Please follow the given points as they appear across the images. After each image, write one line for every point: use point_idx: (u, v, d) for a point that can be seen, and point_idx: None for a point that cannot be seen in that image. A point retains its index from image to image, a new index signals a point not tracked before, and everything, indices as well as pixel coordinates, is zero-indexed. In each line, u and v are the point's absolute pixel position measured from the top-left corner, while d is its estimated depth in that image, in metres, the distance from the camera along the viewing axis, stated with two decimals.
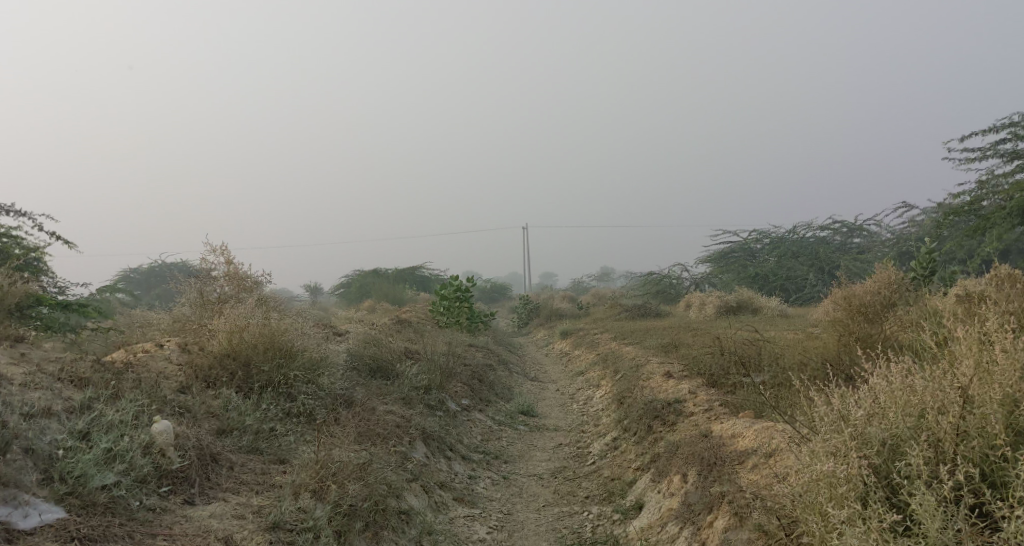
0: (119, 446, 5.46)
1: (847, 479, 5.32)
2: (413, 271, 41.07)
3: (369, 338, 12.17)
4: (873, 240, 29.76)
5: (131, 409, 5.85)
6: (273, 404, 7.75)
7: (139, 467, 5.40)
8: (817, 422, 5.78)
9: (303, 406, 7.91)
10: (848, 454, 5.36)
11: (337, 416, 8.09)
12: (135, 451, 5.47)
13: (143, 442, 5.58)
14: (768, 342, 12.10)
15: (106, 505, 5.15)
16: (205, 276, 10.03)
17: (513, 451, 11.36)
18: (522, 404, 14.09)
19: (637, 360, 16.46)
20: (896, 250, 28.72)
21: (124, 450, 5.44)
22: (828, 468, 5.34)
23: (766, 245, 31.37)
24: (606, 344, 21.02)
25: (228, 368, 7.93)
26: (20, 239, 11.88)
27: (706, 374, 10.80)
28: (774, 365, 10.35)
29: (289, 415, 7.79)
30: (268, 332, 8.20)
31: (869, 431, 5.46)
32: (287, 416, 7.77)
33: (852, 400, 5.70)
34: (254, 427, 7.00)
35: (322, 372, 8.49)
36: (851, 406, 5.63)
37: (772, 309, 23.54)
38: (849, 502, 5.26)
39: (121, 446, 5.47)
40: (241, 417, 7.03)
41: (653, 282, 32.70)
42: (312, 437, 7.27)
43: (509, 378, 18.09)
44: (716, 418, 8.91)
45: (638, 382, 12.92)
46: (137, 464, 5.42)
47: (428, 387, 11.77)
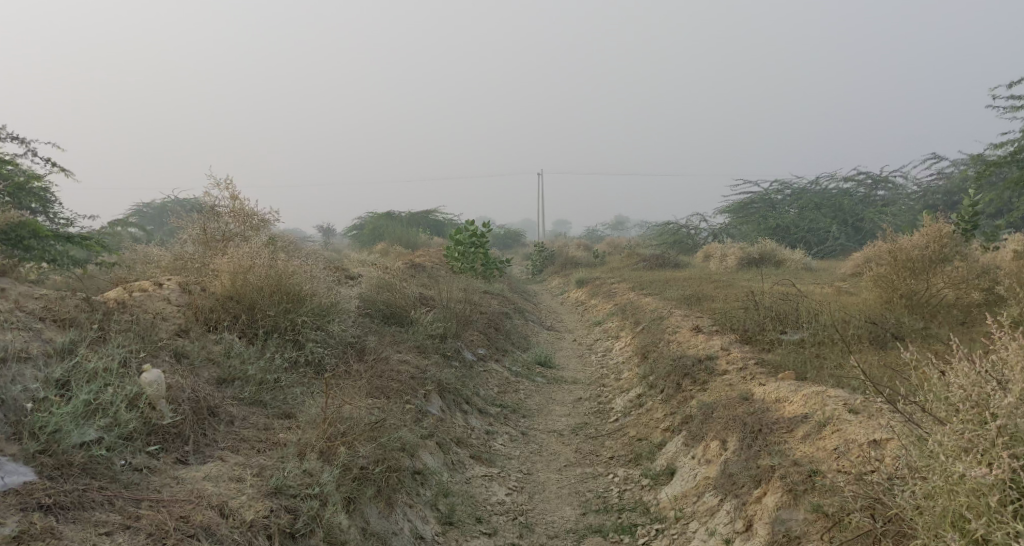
0: (101, 398, 4.91)
1: (994, 484, 4.65)
2: (426, 215, 40.36)
3: (382, 282, 11.56)
4: (898, 192, 28.71)
5: (119, 355, 5.27)
6: (279, 353, 7.16)
7: (124, 423, 4.86)
8: (935, 405, 5.15)
9: (312, 355, 7.33)
10: (995, 453, 4.69)
11: (348, 367, 7.51)
12: (119, 404, 4.92)
13: (129, 394, 5.02)
14: (802, 297, 11.40)
15: (84, 466, 4.63)
16: (208, 213, 9.40)
17: (531, 405, 10.80)
18: (539, 355, 13.53)
19: (657, 312, 15.82)
20: (923, 204, 27.71)
21: (106, 403, 4.89)
22: (973, 472, 4.65)
23: (787, 196, 30.41)
24: (624, 294, 20.36)
25: (231, 311, 7.33)
26: (18, 167, 11.28)
27: (738, 329, 10.14)
28: (814, 322, 9.66)
29: (297, 364, 7.21)
30: (275, 274, 7.58)
31: (1015, 421, 4.74)
32: (293, 366, 7.19)
33: (986, 378, 4.93)
34: (258, 377, 6.42)
35: (332, 319, 7.88)
36: (989, 388, 4.90)
37: (796, 263, 22.75)
38: (1002, 514, 4.59)
39: (104, 398, 4.92)
40: (243, 365, 6.45)
41: (670, 232, 31.90)
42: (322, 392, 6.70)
43: (524, 326, 17.55)
44: (753, 380, 8.28)
45: (663, 336, 12.33)
46: (122, 419, 4.87)
47: (443, 335, 11.18)
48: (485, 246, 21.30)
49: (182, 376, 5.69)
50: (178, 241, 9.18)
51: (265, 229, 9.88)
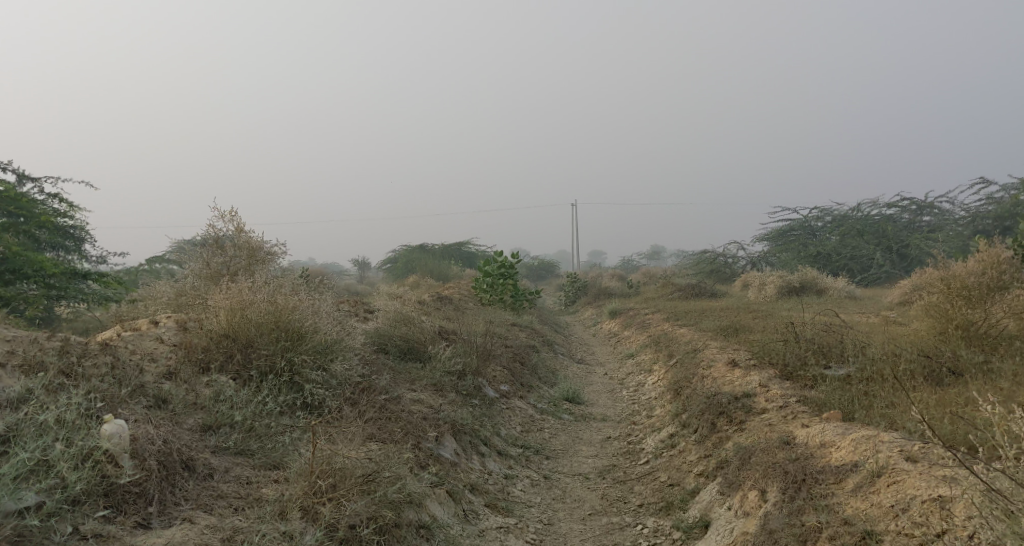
0: (49, 456, 4.54)
1: None
2: (458, 247, 40.00)
3: (399, 316, 11.03)
4: (943, 219, 27.56)
5: (77, 405, 4.89)
6: (275, 395, 6.60)
7: (70, 484, 4.47)
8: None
9: (312, 397, 6.77)
10: None
11: (352, 410, 6.94)
12: (66, 463, 4.53)
13: (82, 451, 4.63)
14: (848, 328, 10.61)
15: (20, 535, 4.25)
16: (212, 246, 8.97)
17: (556, 445, 10.14)
18: (567, 390, 12.86)
19: (693, 345, 15.06)
20: (970, 230, 26.58)
21: (53, 462, 4.52)
22: None
23: (827, 223, 29.45)
24: (658, 325, 19.59)
25: (225, 350, 6.84)
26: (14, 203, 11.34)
27: (778, 363, 9.40)
28: (860, 356, 8.90)
29: (294, 407, 6.66)
30: (273, 310, 7.04)
31: None
32: (290, 409, 6.64)
33: None
34: (247, 423, 5.88)
35: (336, 357, 7.25)
36: None
37: (838, 292, 21.83)
38: None
39: (52, 455, 4.54)
40: (231, 411, 5.92)
41: (706, 261, 31.05)
42: (319, 439, 6.14)
43: (554, 360, 16.89)
44: (794, 420, 7.57)
45: (697, 371, 11.61)
46: (69, 480, 4.49)
47: (462, 371, 10.59)
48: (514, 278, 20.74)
49: (155, 424, 5.25)
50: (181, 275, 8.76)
51: (273, 262, 9.42)
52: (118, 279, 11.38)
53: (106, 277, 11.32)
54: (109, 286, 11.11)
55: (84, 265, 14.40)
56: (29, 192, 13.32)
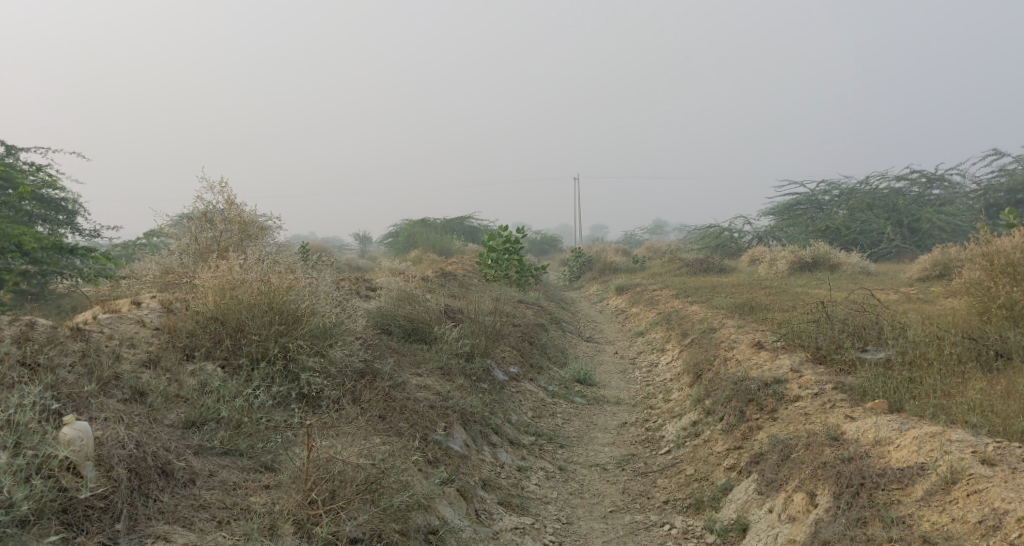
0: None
1: None
2: (461, 221, 39.24)
3: (402, 294, 10.37)
4: (956, 191, 26.71)
5: (29, 406, 4.35)
6: (268, 386, 5.94)
7: (17, 504, 3.98)
8: None
9: (309, 387, 6.11)
10: None
11: (352, 400, 6.29)
12: (10, 479, 4.02)
13: (32, 462, 4.12)
14: (879, 307, 9.94)
15: None
16: (200, 221, 8.28)
17: (570, 433, 9.53)
18: (578, 371, 12.23)
19: (707, 323, 14.39)
20: (983, 203, 25.84)
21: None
22: None
23: (836, 196, 28.61)
24: (667, 302, 18.92)
25: (212, 334, 6.16)
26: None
27: (810, 346, 8.75)
28: (901, 338, 8.24)
29: (290, 399, 6.00)
30: (265, 290, 6.35)
31: None
32: (285, 401, 5.98)
33: None
34: (235, 419, 5.25)
35: (335, 343, 6.56)
36: None
37: (853, 267, 21.15)
38: None
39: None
40: (216, 405, 5.27)
41: (714, 235, 30.33)
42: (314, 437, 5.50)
43: (561, 338, 16.25)
44: (834, 411, 6.96)
45: (717, 353, 10.97)
46: (15, 498, 3.99)
47: (470, 353, 9.96)
48: (519, 253, 20.07)
49: (127, 426, 4.67)
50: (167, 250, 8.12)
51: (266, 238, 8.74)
52: (106, 255, 10.84)
53: (93, 253, 10.77)
54: (98, 261, 10.57)
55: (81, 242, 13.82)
56: (20, 165, 12.66)
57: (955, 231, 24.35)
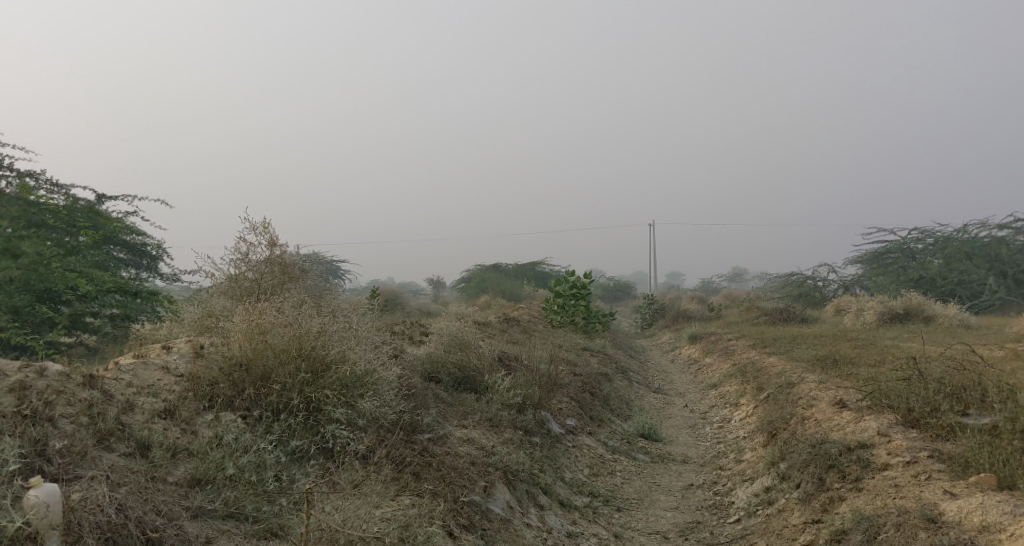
0: None
1: None
2: (532, 266, 38.74)
3: (454, 340, 9.87)
4: None
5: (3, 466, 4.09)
6: (288, 441, 5.40)
7: None
8: None
9: (333, 440, 5.54)
10: None
11: (380, 456, 5.67)
12: None
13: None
14: (982, 365, 8.93)
15: None
16: (242, 260, 7.14)
17: (630, 494, 8.75)
18: (642, 425, 11.45)
19: (786, 377, 13.40)
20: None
21: None
22: None
23: (929, 245, 26.94)
24: (744, 352, 17.90)
25: (235, 382, 5.63)
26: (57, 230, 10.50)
27: (900, 408, 7.86)
28: (1008, 403, 7.30)
29: (311, 455, 5.44)
30: (295, 334, 5.81)
31: None
32: (306, 457, 5.42)
33: None
34: (243, 478, 4.79)
35: (366, 392, 5.92)
36: None
37: (949, 320, 19.70)
38: None
39: None
40: (223, 458, 4.84)
41: (795, 283, 29.02)
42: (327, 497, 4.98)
43: (628, 389, 15.45)
44: (928, 485, 6.23)
45: (795, 410, 10.06)
46: None
47: (523, 405, 9.32)
48: (588, 299, 19.37)
49: (110, 488, 4.32)
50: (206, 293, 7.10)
51: (311, 276, 7.64)
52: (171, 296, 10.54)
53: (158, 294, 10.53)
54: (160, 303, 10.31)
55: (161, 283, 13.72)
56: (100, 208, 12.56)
57: None
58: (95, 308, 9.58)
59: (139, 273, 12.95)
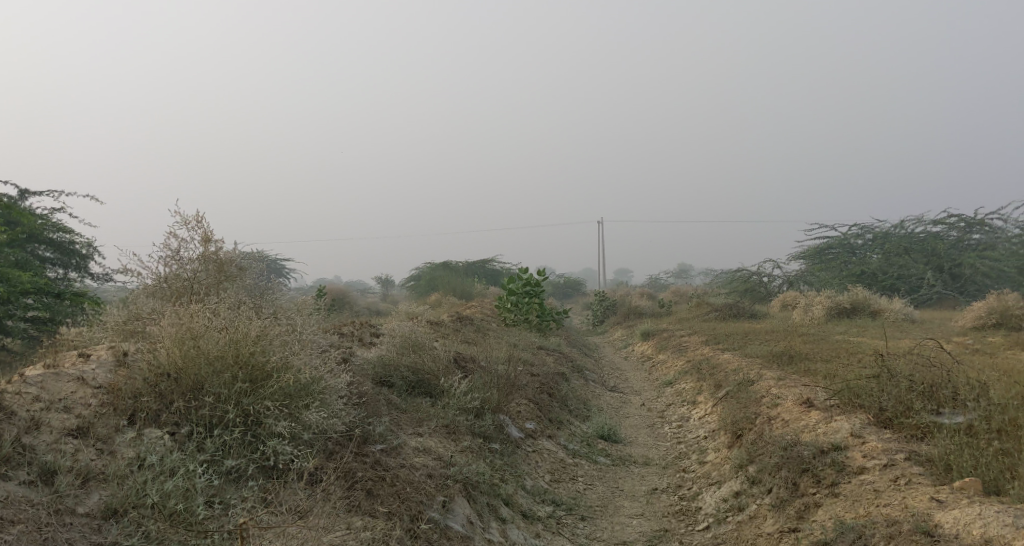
0: None
1: None
2: (483, 264, 38.29)
3: (407, 342, 9.35)
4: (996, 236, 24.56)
5: None
6: (220, 461, 4.85)
7: None
8: None
9: (272, 458, 4.98)
10: None
11: (325, 478, 5.13)
12: None
13: None
14: (946, 360, 8.72)
15: None
16: (171, 259, 6.43)
17: (593, 501, 8.35)
18: (601, 426, 11.06)
19: (742, 374, 13.16)
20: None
21: None
22: None
23: (869, 241, 27.24)
24: (697, 349, 17.69)
25: (161, 393, 5.05)
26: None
27: (872, 407, 7.59)
28: (983, 400, 7.06)
29: (248, 475, 4.89)
30: (231, 339, 5.23)
31: None
32: (242, 477, 4.88)
33: None
34: (164, 504, 4.42)
35: (312, 402, 5.35)
36: None
37: (895, 314, 19.81)
38: None
39: None
40: (141, 485, 4.46)
41: (742, 279, 29.07)
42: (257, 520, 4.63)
43: (583, 388, 15.08)
44: (912, 491, 5.98)
45: (758, 409, 9.77)
46: None
47: (480, 410, 8.83)
48: (540, 297, 18.98)
49: (1, 530, 4.10)
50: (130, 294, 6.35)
51: (252, 274, 6.92)
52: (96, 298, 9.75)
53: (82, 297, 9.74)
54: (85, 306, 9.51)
55: (90, 284, 12.85)
56: (24, 205, 11.67)
57: (1000, 277, 22.62)
58: (11, 311, 8.78)
59: (65, 273, 12.12)
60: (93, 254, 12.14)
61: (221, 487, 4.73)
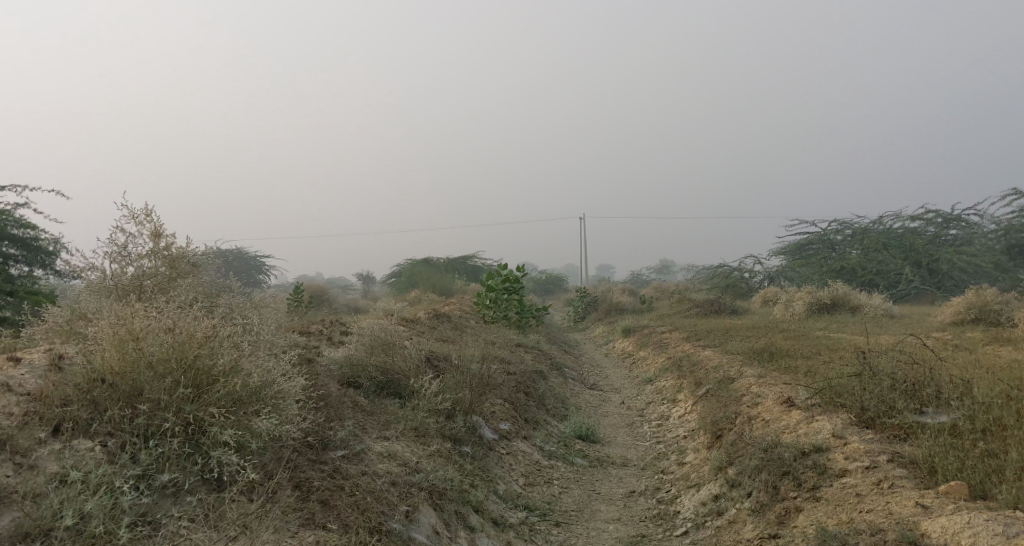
0: None
1: None
2: (463, 261, 37.98)
3: (377, 340, 9.01)
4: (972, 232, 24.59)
5: None
6: (157, 474, 4.54)
7: None
8: None
9: (212, 470, 4.71)
10: None
11: (271, 493, 4.85)
12: None
13: None
14: (928, 357, 8.50)
15: None
16: (118, 255, 6.07)
17: (568, 505, 8.07)
18: (579, 426, 10.79)
19: (722, 372, 12.93)
20: (1003, 243, 23.88)
21: None
22: None
23: (848, 236, 27.18)
24: (677, 345, 17.47)
25: (94, 400, 4.72)
26: None
27: (855, 407, 7.34)
28: (967, 399, 6.82)
29: (188, 491, 4.60)
30: (176, 342, 4.91)
31: None
32: (181, 492, 4.57)
33: None
34: (85, 527, 4.17)
35: (262, 408, 5.05)
36: None
37: (874, 309, 19.70)
38: None
39: None
40: (58, 507, 4.17)
41: (722, 275, 28.92)
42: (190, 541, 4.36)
43: (561, 387, 14.80)
44: (895, 496, 5.73)
45: (738, 408, 9.52)
46: None
47: (451, 411, 8.53)
48: (520, 293, 18.70)
49: None
50: (74, 293, 5.98)
51: (207, 271, 6.56)
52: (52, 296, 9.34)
53: (37, 295, 9.31)
54: (39, 304, 9.07)
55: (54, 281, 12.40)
56: None
57: (976, 272, 22.60)
58: None
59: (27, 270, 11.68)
60: (56, 250, 11.71)
61: (155, 505, 4.44)
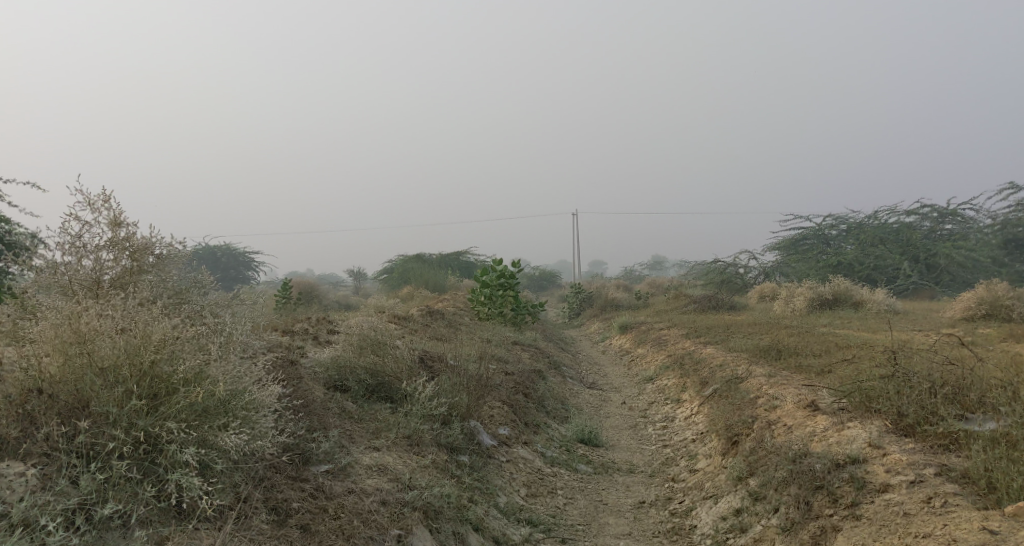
0: None
1: None
2: (455, 256, 37.28)
3: (366, 340, 8.34)
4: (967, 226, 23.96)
5: None
6: (99, 502, 3.99)
7: None
8: None
9: (166, 496, 4.15)
10: None
11: (238, 525, 4.28)
12: None
13: None
14: (962, 358, 7.86)
15: None
16: (72, 246, 5.40)
17: (576, 518, 7.41)
18: (582, 429, 10.11)
19: (729, 372, 12.27)
20: (1000, 238, 22.99)
21: None
22: None
23: (843, 231, 26.57)
24: (677, 343, 16.82)
25: (27, 415, 4.16)
26: None
27: (892, 412, 6.69)
28: (1018, 404, 6.20)
29: (139, 524, 4.04)
30: (129, 345, 4.35)
31: None
32: (129, 526, 4.01)
33: None
34: None
35: (231, 421, 4.46)
36: None
37: (877, 305, 19.11)
38: None
39: None
40: None
41: (716, 271, 28.21)
42: None
43: (559, 386, 14.13)
44: (953, 519, 5.19)
45: (755, 411, 8.85)
46: None
47: (447, 417, 7.85)
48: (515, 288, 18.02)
49: None
50: (23, 289, 5.28)
51: (176, 264, 5.89)
52: None
53: None
54: None
55: None
56: None
57: (976, 267, 22.04)
58: None
59: None
60: None
61: (98, 541, 3.89)
